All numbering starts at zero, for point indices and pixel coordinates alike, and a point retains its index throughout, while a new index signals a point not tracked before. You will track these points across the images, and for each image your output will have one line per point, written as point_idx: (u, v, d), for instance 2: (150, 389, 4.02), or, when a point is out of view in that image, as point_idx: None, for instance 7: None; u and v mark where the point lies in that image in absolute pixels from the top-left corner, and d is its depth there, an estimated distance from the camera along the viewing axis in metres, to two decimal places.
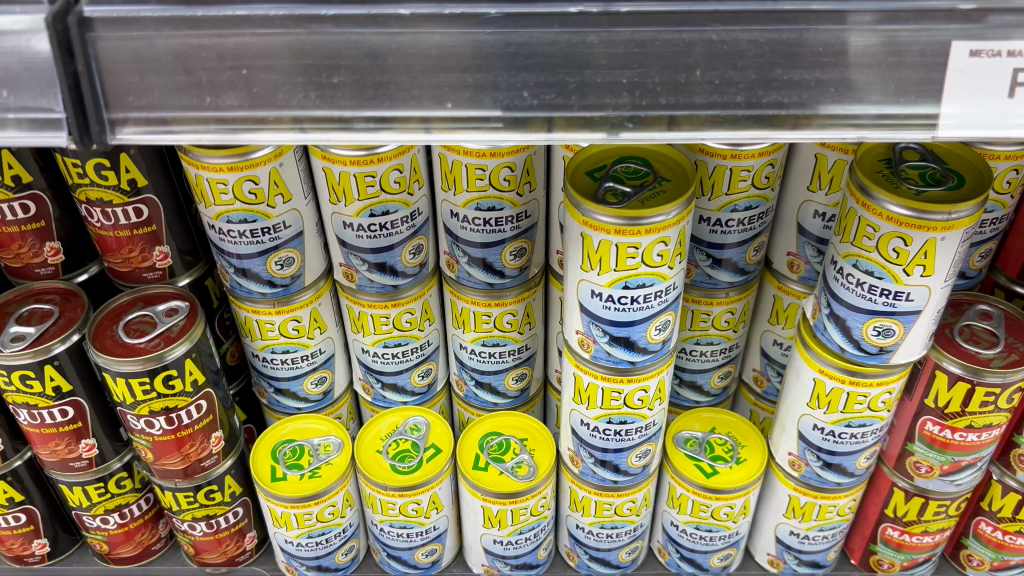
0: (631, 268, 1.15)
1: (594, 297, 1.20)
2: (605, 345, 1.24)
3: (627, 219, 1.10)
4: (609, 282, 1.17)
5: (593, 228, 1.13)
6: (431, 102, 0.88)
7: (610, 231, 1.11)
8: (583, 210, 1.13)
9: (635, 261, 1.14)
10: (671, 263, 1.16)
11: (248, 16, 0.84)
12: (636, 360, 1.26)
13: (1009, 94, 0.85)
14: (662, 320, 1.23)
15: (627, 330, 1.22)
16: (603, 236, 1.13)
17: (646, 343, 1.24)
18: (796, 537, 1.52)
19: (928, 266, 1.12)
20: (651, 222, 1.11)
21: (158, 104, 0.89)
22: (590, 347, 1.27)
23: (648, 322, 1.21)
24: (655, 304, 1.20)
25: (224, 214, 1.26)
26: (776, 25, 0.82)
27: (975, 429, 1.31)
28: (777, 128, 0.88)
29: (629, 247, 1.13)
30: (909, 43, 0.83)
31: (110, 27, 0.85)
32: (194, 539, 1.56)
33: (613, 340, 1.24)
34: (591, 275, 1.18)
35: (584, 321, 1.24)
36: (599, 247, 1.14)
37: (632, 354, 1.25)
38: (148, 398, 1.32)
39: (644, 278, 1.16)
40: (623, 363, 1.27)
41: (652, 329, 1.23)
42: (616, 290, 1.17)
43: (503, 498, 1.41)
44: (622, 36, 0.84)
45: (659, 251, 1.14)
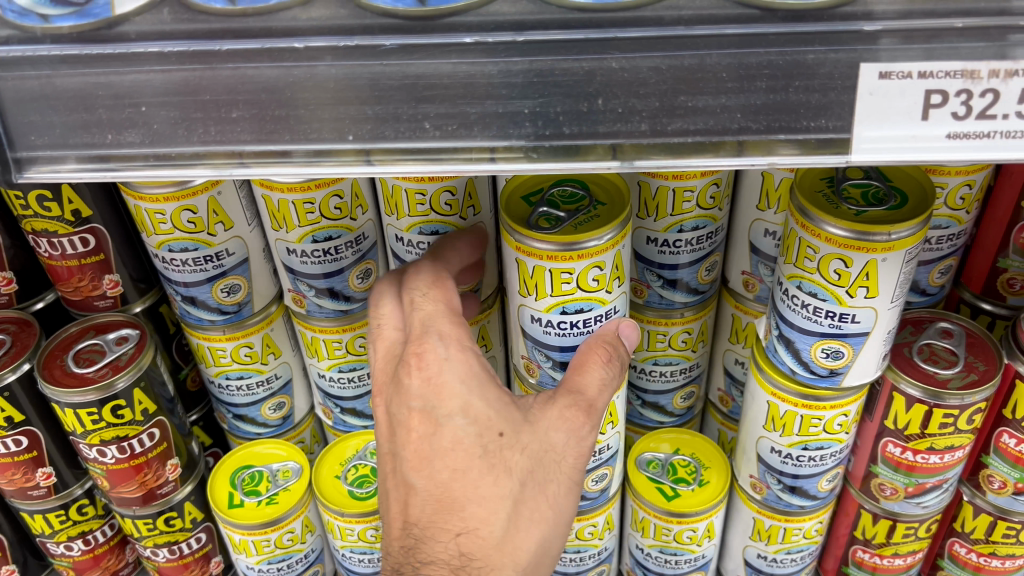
0: (566, 293, 1.12)
1: (533, 322, 1.17)
2: (549, 370, 1.21)
3: (558, 244, 1.08)
4: (547, 307, 1.14)
5: (527, 253, 1.11)
6: (334, 136, 0.86)
7: (544, 256, 1.09)
8: (519, 237, 1.10)
9: (570, 285, 1.12)
10: (609, 288, 1.14)
11: (143, 54, 0.83)
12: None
13: (923, 117, 0.80)
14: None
15: (568, 355, 1.19)
16: (536, 262, 1.10)
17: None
18: (764, 560, 1.48)
19: (871, 287, 1.09)
20: (584, 246, 1.08)
21: (60, 143, 0.87)
22: (536, 373, 1.24)
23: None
24: (597, 329, 1.17)
25: (165, 243, 1.26)
26: (676, 51, 0.80)
27: (937, 451, 1.27)
28: (693, 156, 0.85)
29: (563, 272, 1.10)
30: (815, 65, 0.80)
31: (7, 67, 0.83)
32: (158, 565, 1.56)
33: (558, 367, 1.20)
34: (529, 301, 1.15)
35: (529, 347, 1.22)
36: (534, 273, 1.12)
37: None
38: (98, 427, 1.32)
39: (581, 302, 1.13)
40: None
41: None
42: (554, 315, 1.15)
43: None
44: (521, 66, 0.82)
45: (594, 276, 1.12)
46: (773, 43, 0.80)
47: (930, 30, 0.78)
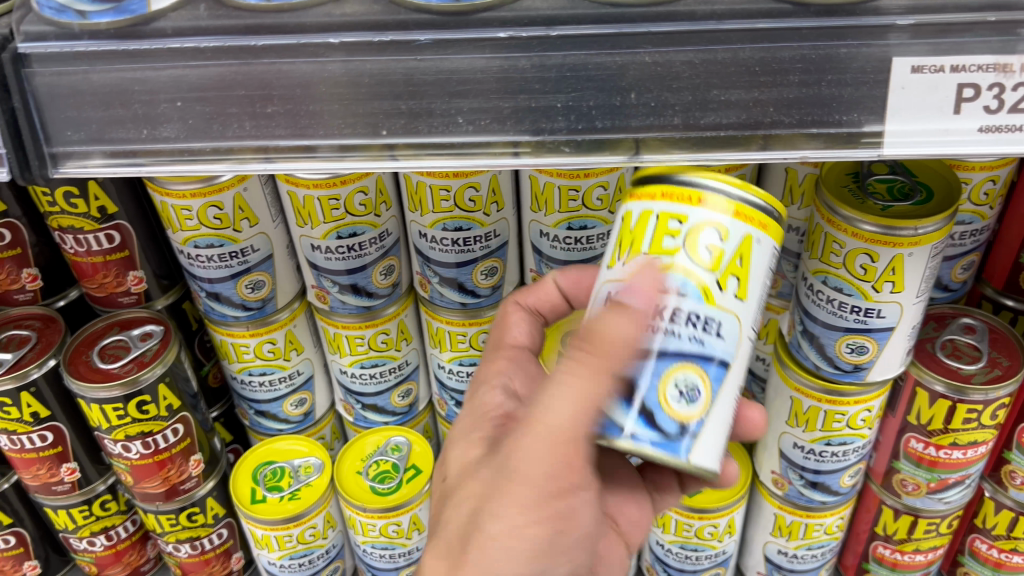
0: (665, 253, 0.83)
1: (605, 306, 0.86)
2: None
3: (676, 178, 0.86)
4: (631, 278, 0.85)
5: (638, 197, 0.88)
6: (367, 131, 0.86)
7: (658, 194, 0.86)
8: (644, 178, 0.89)
9: (673, 242, 0.84)
10: (720, 281, 0.82)
11: (181, 49, 0.83)
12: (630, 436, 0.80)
13: (955, 111, 0.80)
14: (682, 377, 0.81)
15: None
16: (645, 203, 0.87)
17: (658, 411, 0.81)
18: (785, 556, 1.48)
19: (897, 282, 1.09)
20: (707, 187, 0.84)
21: (96, 138, 0.87)
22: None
23: (663, 364, 0.81)
24: (682, 337, 0.81)
25: (191, 239, 1.27)
26: (709, 46, 0.81)
27: (960, 447, 1.27)
28: (724, 150, 0.85)
29: (671, 220, 0.84)
30: (847, 60, 0.80)
31: (46, 63, 0.84)
32: (180, 561, 1.56)
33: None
34: (615, 272, 0.87)
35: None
36: (636, 225, 0.87)
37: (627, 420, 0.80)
38: (123, 423, 1.32)
39: (674, 276, 0.83)
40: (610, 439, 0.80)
41: (668, 388, 0.81)
42: (635, 289, 0.84)
43: None
44: (554, 60, 0.82)
45: (708, 244, 0.83)
46: (806, 37, 0.80)
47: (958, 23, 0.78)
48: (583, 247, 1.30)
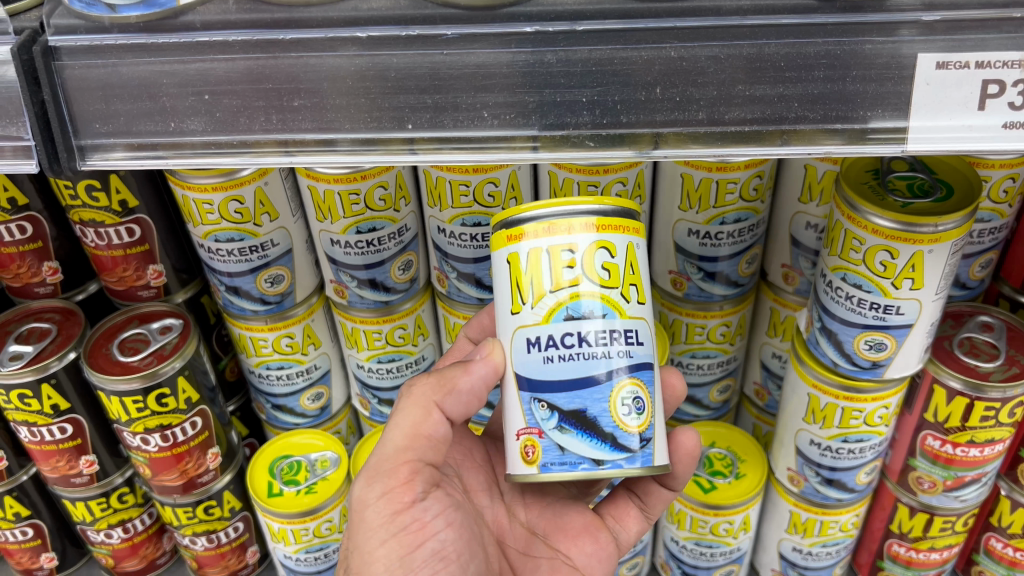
0: (570, 284, 0.92)
1: (531, 349, 0.93)
2: (554, 433, 0.91)
3: (550, 211, 0.93)
4: (546, 315, 0.92)
5: (515, 239, 0.94)
6: (392, 125, 0.86)
7: (542, 232, 0.93)
8: (515, 220, 0.94)
9: (573, 273, 0.92)
10: (624, 293, 0.94)
11: (208, 43, 0.83)
12: (602, 461, 0.91)
13: (979, 107, 0.80)
14: (627, 393, 0.92)
15: (576, 397, 0.90)
16: (529, 243, 0.93)
17: (620, 432, 0.91)
18: (800, 553, 1.49)
19: (917, 279, 1.09)
20: (580, 213, 0.93)
21: (124, 131, 0.87)
22: (536, 453, 0.92)
23: (608, 387, 0.91)
24: (614, 354, 0.92)
25: (212, 233, 1.29)
26: (735, 41, 0.81)
27: (976, 444, 1.27)
28: (747, 145, 0.85)
29: (564, 252, 0.92)
30: (872, 56, 0.80)
31: (75, 56, 0.84)
32: (196, 554, 1.57)
33: (566, 423, 0.91)
34: (524, 316, 0.94)
35: (525, 406, 0.93)
36: (528, 264, 0.94)
37: (597, 450, 0.91)
38: (143, 415, 1.33)
39: (589, 301, 0.92)
40: (585, 466, 0.91)
41: (617, 406, 0.91)
42: (556, 325, 0.92)
43: None
44: (580, 55, 0.82)
45: (604, 263, 0.93)
46: (831, 33, 0.80)
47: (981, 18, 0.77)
48: None
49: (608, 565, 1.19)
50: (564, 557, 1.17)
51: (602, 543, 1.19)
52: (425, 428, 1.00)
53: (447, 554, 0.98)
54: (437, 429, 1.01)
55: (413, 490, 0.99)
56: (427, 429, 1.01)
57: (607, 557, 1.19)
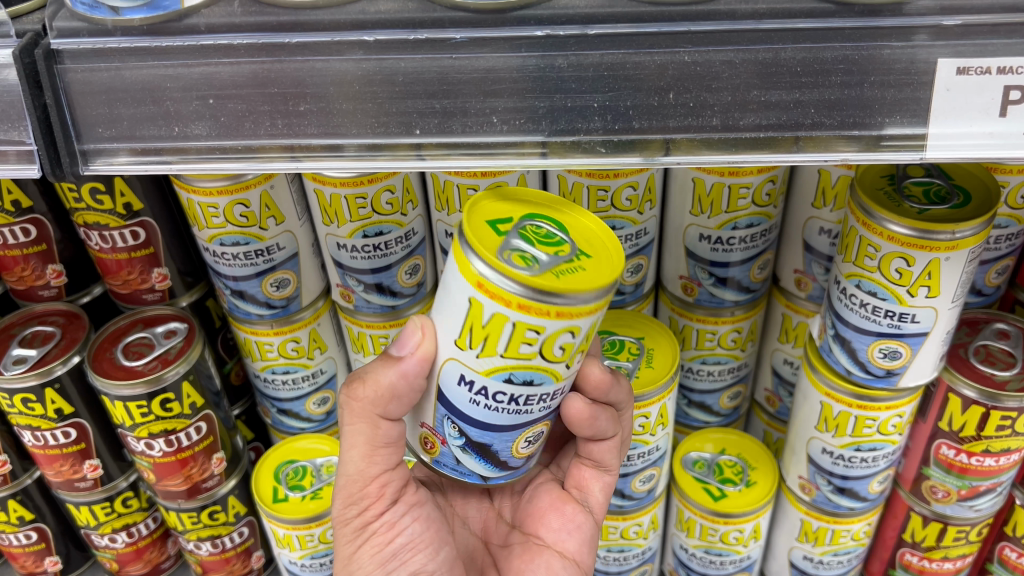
0: (523, 358, 0.84)
1: (461, 384, 0.89)
2: (456, 450, 0.94)
3: (513, 285, 0.79)
4: (487, 370, 0.86)
5: (491, 295, 0.81)
6: (399, 130, 0.83)
7: (511, 303, 0.80)
8: (487, 273, 0.80)
9: (530, 350, 0.83)
10: (567, 365, 0.87)
11: (212, 46, 0.81)
12: (488, 477, 0.97)
13: (1001, 114, 0.77)
14: (532, 432, 0.94)
15: (485, 436, 0.92)
16: (500, 309, 0.81)
17: (512, 458, 0.96)
18: (810, 562, 1.47)
19: (933, 287, 1.07)
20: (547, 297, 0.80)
21: (127, 135, 0.85)
22: (436, 447, 0.97)
23: (517, 433, 0.92)
24: (534, 411, 0.90)
25: (217, 236, 1.27)
26: (751, 46, 0.78)
27: (992, 454, 1.25)
28: (760, 151, 0.83)
29: (528, 333, 0.82)
30: (891, 61, 0.77)
31: (78, 59, 0.82)
32: (200, 559, 1.55)
33: (469, 447, 0.94)
34: (465, 356, 0.87)
35: (439, 417, 0.94)
36: (488, 322, 0.82)
37: (485, 468, 0.96)
38: (146, 420, 1.32)
39: (531, 373, 0.86)
40: (474, 477, 0.97)
41: (520, 442, 0.94)
42: (493, 382, 0.87)
43: None
44: (592, 59, 0.79)
45: (563, 344, 0.84)
46: (849, 38, 0.77)
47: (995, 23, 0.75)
48: None
49: (588, 531, 1.18)
50: (534, 539, 1.17)
51: (569, 516, 1.18)
52: (380, 439, 0.99)
53: (416, 546, 1.05)
54: (393, 432, 1.00)
55: (383, 501, 1.03)
56: (381, 440, 1.00)
57: (585, 526, 1.18)
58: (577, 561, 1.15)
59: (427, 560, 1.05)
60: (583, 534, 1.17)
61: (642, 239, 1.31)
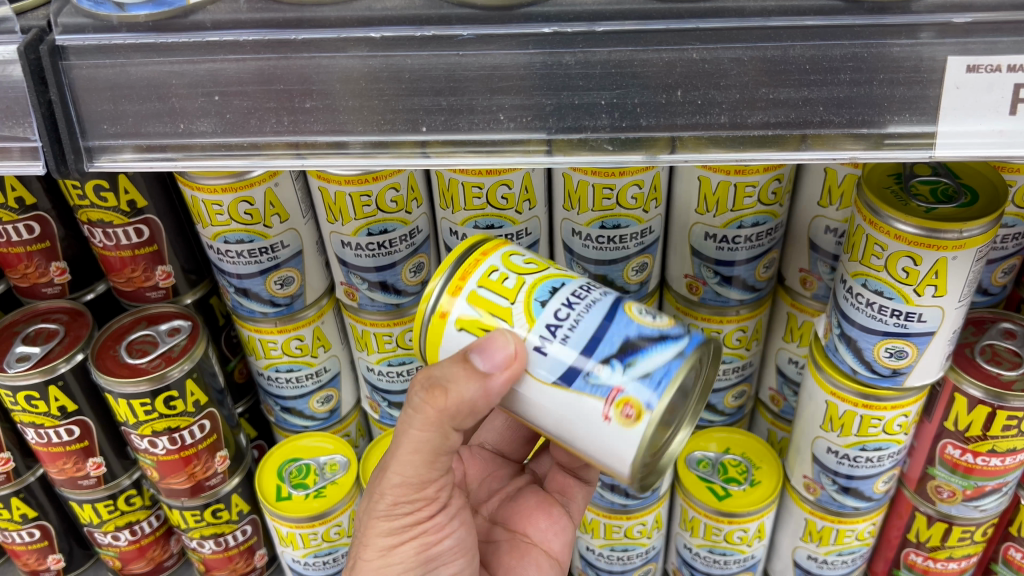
0: (520, 284, 0.91)
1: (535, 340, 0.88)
2: (617, 375, 0.85)
3: (451, 270, 0.94)
4: (528, 318, 0.89)
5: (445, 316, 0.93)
6: (405, 127, 0.83)
7: (463, 283, 0.93)
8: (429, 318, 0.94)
9: (513, 278, 0.92)
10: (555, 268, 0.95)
11: (218, 42, 0.80)
12: (682, 350, 0.87)
13: (1011, 112, 0.76)
14: (639, 305, 0.91)
15: (613, 333, 0.87)
16: (462, 293, 0.92)
17: (665, 330, 0.89)
18: (815, 562, 1.46)
19: (940, 286, 1.07)
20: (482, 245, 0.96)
21: (133, 132, 0.85)
22: (637, 407, 0.84)
23: (625, 311, 0.89)
24: (601, 295, 0.91)
25: (221, 234, 1.27)
26: (760, 43, 0.77)
27: (998, 454, 1.24)
28: (766, 149, 0.83)
29: (492, 274, 0.93)
30: (900, 59, 0.77)
31: (84, 56, 0.82)
32: (203, 557, 1.55)
33: (620, 360, 0.86)
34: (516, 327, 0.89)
35: (586, 390, 0.86)
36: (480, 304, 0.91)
37: (669, 350, 0.87)
38: (150, 418, 1.31)
39: (547, 281, 0.92)
40: (678, 367, 0.85)
41: (640, 313, 0.90)
42: (542, 313, 0.89)
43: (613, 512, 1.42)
44: (599, 57, 0.79)
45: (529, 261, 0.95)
46: (858, 35, 0.76)
47: (1007, 21, 0.74)
48: (616, 246, 1.30)
49: (569, 534, 1.27)
50: (522, 536, 1.24)
51: (555, 517, 1.26)
52: (445, 446, 0.97)
53: (458, 551, 1.09)
54: (455, 440, 0.98)
55: (434, 506, 1.04)
56: (447, 448, 0.97)
57: (567, 529, 1.27)
58: (559, 561, 1.24)
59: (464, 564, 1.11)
60: (566, 537, 1.26)
61: (648, 238, 1.31)
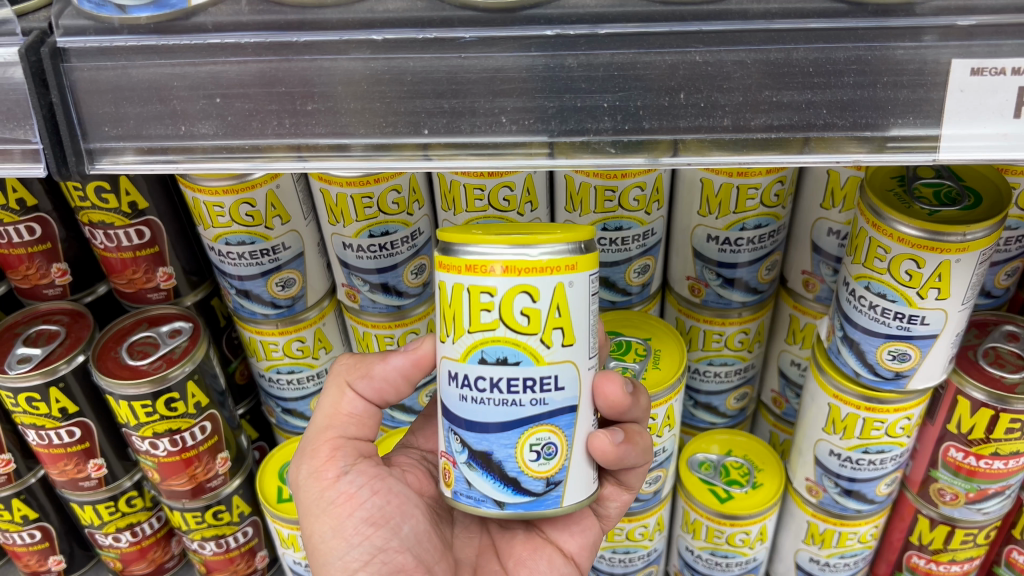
0: (488, 328, 0.88)
1: (451, 382, 0.92)
2: (464, 469, 0.94)
3: (470, 248, 0.88)
4: (463, 353, 0.91)
5: (447, 268, 0.90)
6: (407, 129, 0.83)
7: (462, 267, 0.88)
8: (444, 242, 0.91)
9: (491, 316, 0.88)
10: (545, 338, 0.88)
11: (220, 45, 0.80)
12: (503, 502, 0.93)
13: (1015, 115, 0.76)
14: (537, 439, 0.91)
15: (484, 441, 0.91)
16: (456, 278, 0.89)
17: (525, 476, 0.92)
18: (817, 564, 1.46)
19: (943, 289, 1.06)
20: (514, 257, 0.86)
21: (134, 134, 0.85)
22: (451, 478, 0.96)
23: (516, 435, 0.90)
24: (525, 404, 0.89)
25: (222, 236, 1.27)
26: (764, 45, 0.77)
27: (1001, 457, 1.24)
28: (770, 152, 0.82)
29: (484, 293, 0.88)
30: (904, 61, 0.76)
31: (85, 58, 0.81)
32: (204, 559, 1.55)
33: (474, 461, 0.93)
34: (447, 347, 0.92)
35: (446, 434, 0.96)
36: (453, 297, 0.90)
37: (499, 491, 0.93)
38: (151, 419, 1.31)
39: (505, 347, 0.88)
40: (489, 504, 0.94)
41: (525, 452, 0.91)
42: (472, 367, 0.90)
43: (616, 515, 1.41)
44: (602, 59, 0.79)
45: (524, 308, 0.88)
46: (862, 38, 0.76)
47: (1014, 23, 0.74)
48: (617, 247, 1.30)
49: (590, 535, 1.17)
50: (538, 531, 1.16)
51: (575, 517, 1.17)
52: (343, 407, 1.13)
53: (377, 520, 1.04)
54: (355, 406, 1.13)
55: (336, 464, 1.08)
56: (344, 408, 1.13)
57: (589, 530, 1.17)
58: (576, 562, 1.15)
59: (390, 535, 1.03)
60: (586, 539, 1.17)
61: (649, 240, 1.31)
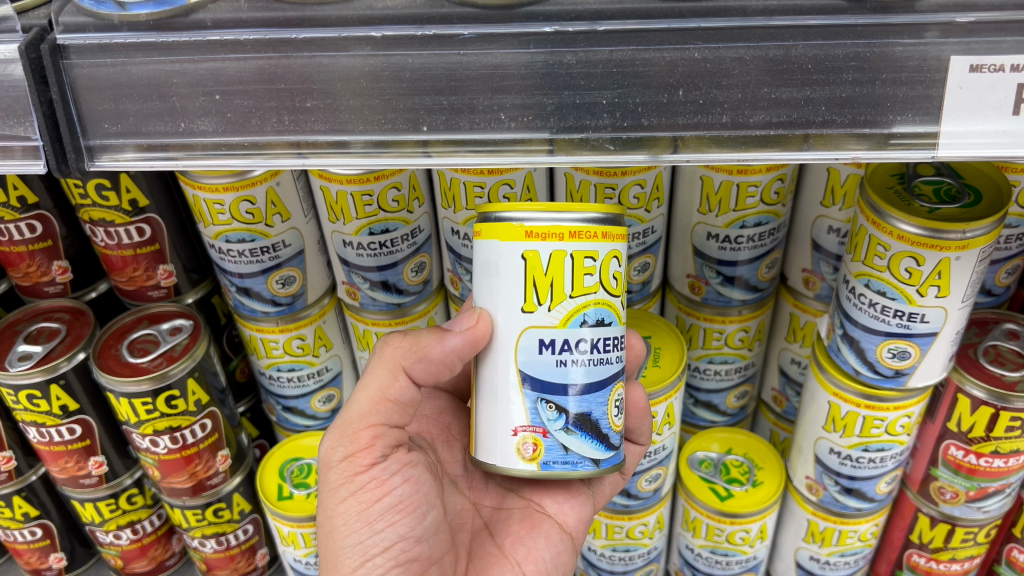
0: (591, 291, 0.91)
1: (542, 351, 0.91)
2: (561, 435, 0.92)
3: (564, 216, 0.89)
4: (563, 319, 0.91)
5: (538, 237, 0.89)
6: (406, 126, 0.83)
7: (563, 234, 0.89)
8: (518, 217, 0.90)
9: (594, 279, 0.91)
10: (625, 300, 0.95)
11: (220, 42, 0.80)
12: (600, 460, 0.95)
13: (1014, 112, 0.76)
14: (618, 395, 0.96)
15: (586, 402, 0.92)
16: (554, 245, 0.89)
17: (612, 432, 0.96)
18: (816, 563, 1.46)
19: (943, 287, 1.06)
20: (604, 223, 0.91)
21: (134, 131, 0.85)
22: (539, 451, 0.93)
23: (608, 392, 0.94)
24: (612, 360, 0.94)
25: (223, 233, 1.27)
26: (762, 42, 0.77)
27: (1001, 455, 1.23)
28: (770, 148, 0.82)
29: (586, 259, 0.90)
30: (903, 58, 0.76)
31: (85, 55, 0.81)
32: (205, 556, 1.55)
33: (572, 424, 0.92)
34: (538, 317, 0.91)
35: (530, 405, 0.93)
36: (549, 265, 0.90)
37: (596, 451, 0.94)
38: (151, 417, 1.31)
39: (603, 309, 0.92)
40: (585, 466, 0.94)
41: (613, 409, 0.95)
42: (574, 331, 0.91)
43: (616, 513, 1.41)
44: (600, 56, 0.79)
45: (614, 271, 0.93)
46: (860, 35, 0.76)
47: (1013, 18, 0.73)
48: None
49: (587, 510, 1.20)
50: (535, 506, 1.18)
51: (572, 490, 1.20)
52: (392, 392, 1.04)
53: (404, 507, 1.03)
54: (404, 392, 1.05)
55: (374, 452, 1.03)
56: (393, 393, 1.04)
57: (586, 505, 1.20)
58: (572, 535, 1.18)
59: (414, 524, 1.03)
60: (583, 513, 1.19)
61: (649, 238, 1.31)
